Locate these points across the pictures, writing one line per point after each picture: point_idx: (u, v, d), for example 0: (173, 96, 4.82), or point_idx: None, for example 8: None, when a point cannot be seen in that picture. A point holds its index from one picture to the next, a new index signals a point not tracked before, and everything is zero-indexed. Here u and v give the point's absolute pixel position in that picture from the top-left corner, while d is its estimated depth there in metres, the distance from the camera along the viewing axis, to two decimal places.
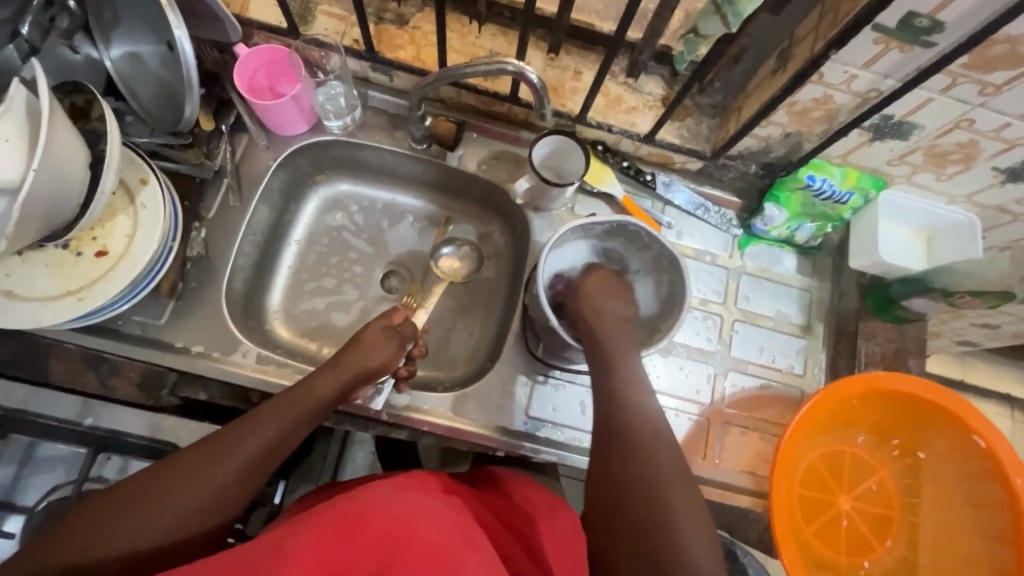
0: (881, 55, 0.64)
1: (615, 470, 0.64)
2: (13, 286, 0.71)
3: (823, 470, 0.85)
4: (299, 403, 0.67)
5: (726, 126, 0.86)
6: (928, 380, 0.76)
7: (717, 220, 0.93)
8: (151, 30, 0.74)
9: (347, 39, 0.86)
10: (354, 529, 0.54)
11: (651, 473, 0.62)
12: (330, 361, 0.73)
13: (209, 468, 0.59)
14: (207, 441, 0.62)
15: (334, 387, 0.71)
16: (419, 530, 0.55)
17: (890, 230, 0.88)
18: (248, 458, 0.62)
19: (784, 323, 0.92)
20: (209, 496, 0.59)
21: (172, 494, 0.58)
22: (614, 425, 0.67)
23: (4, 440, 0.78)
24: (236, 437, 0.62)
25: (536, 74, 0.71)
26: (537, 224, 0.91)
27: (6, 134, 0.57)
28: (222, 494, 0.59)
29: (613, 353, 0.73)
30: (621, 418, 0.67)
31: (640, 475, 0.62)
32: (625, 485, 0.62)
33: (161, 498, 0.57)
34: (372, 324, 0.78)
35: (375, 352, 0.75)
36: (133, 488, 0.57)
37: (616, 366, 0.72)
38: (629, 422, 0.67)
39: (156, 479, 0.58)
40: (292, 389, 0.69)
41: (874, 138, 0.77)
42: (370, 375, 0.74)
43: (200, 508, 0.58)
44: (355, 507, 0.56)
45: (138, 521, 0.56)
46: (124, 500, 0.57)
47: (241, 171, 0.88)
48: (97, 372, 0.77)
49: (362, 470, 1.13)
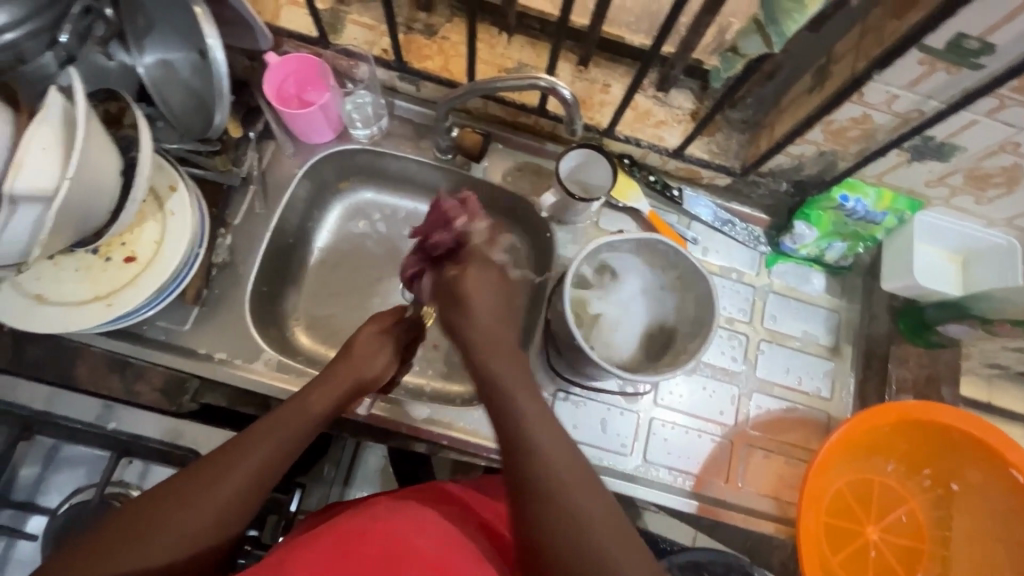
0: (926, 75, 0.62)
1: (536, 547, 0.53)
2: (43, 290, 0.72)
3: (851, 497, 0.83)
4: (297, 416, 0.66)
5: (757, 143, 0.85)
6: (960, 408, 0.74)
7: (745, 237, 0.92)
8: (182, 38, 0.75)
9: (376, 48, 0.87)
10: (358, 546, 0.57)
11: (577, 536, 0.52)
12: (324, 371, 0.72)
13: (214, 487, 0.59)
14: (207, 459, 0.61)
15: (331, 400, 0.69)
16: (420, 546, 0.58)
17: (925, 253, 0.84)
18: (254, 474, 0.61)
19: (811, 344, 0.90)
20: (218, 513, 0.59)
21: (180, 514, 0.57)
22: (521, 493, 0.55)
23: (29, 440, 0.77)
24: (240, 454, 0.61)
25: (568, 89, 0.71)
26: (561, 237, 0.90)
27: (44, 142, 0.59)
28: (230, 511, 0.59)
29: (507, 395, 0.59)
30: (528, 483, 0.54)
31: (563, 543, 0.52)
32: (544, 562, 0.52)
33: (170, 519, 0.57)
34: (364, 331, 0.76)
35: (371, 359, 0.74)
36: (141, 509, 0.57)
37: (514, 411, 0.58)
38: (538, 484, 0.54)
39: (162, 500, 0.58)
40: (288, 402, 0.67)
41: (913, 159, 0.75)
42: (366, 383, 0.74)
43: (210, 526, 0.58)
44: (355, 525, 0.59)
45: (149, 543, 0.56)
46: (134, 521, 0.56)
47: (267, 179, 0.88)
48: (122, 376, 0.78)
49: (374, 475, 1.11)
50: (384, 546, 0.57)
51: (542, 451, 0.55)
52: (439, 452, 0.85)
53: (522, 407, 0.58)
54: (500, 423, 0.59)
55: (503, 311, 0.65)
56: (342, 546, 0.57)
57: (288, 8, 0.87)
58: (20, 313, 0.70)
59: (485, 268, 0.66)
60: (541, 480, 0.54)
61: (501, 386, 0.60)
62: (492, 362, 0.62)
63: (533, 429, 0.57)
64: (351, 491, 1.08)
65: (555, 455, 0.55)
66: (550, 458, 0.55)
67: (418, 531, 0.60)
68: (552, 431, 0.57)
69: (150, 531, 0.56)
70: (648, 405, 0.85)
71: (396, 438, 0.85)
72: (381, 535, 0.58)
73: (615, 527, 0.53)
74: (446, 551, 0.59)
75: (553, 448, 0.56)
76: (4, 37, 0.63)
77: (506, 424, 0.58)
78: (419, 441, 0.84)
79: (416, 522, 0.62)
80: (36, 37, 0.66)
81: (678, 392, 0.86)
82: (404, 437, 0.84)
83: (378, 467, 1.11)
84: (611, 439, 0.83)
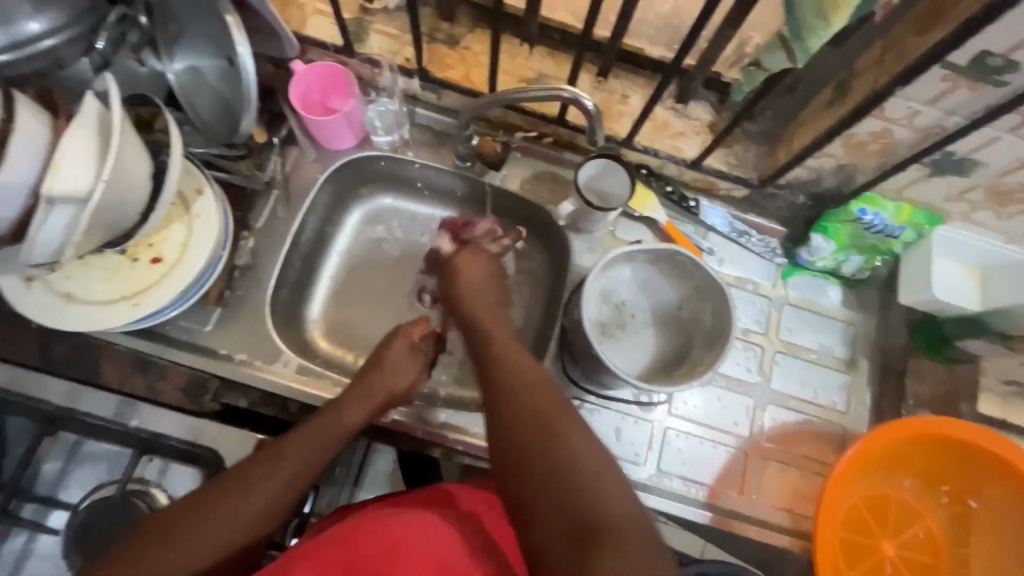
0: (948, 91, 0.63)
1: (514, 472, 0.54)
2: (71, 289, 0.73)
3: (867, 512, 0.82)
4: (326, 434, 0.67)
5: (775, 155, 0.85)
6: (981, 425, 0.73)
7: (761, 248, 0.92)
8: (211, 45, 0.76)
9: (399, 57, 0.89)
10: (359, 546, 0.61)
11: (556, 455, 0.53)
12: (356, 383, 0.72)
13: (245, 498, 0.60)
14: (238, 469, 0.62)
15: (363, 413, 0.70)
16: (418, 545, 0.62)
17: (945, 267, 0.84)
18: (283, 486, 0.62)
19: (827, 357, 0.89)
20: (248, 522, 0.60)
21: (212, 525, 0.58)
22: (502, 426, 0.57)
23: (53, 435, 0.79)
24: (271, 467, 0.63)
25: (591, 101, 0.72)
26: (578, 245, 0.91)
27: (79, 146, 0.60)
28: (260, 521, 0.61)
29: (495, 354, 0.64)
30: (507, 416, 0.58)
31: (541, 461, 0.53)
32: (523, 485, 0.54)
33: (202, 529, 0.58)
34: (397, 340, 0.76)
35: (401, 371, 0.74)
36: (170, 518, 0.58)
37: (499, 370, 0.63)
38: (518, 415, 0.57)
39: (193, 511, 0.59)
40: (320, 416, 0.68)
41: (933, 174, 0.75)
42: (395, 396, 0.74)
43: (240, 535, 0.60)
44: (360, 526, 0.64)
45: (179, 553, 0.57)
46: (164, 531, 0.57)
47: (289, 183, 0.90)
48: (144, 375, 0.82)
49: (383, 479, 1.07)
50: (384, 547, 0.61)
51: (523, 387, 0.59)
52: (453, 457, 0.86)
53: (510, 359, 0.63)
54: (487, 376, 0.63)
55: (495, 296, 0.75)
56: (345, 545, 0.61)
57: (315, 17, 0.89)
58: (49, 311, 0.72)
59: (478, 252, 0.80)
60: (522, 410, 0.57)
61: (491, 348, 0.66)
62: (485, 332, 0.69)
63: (517, 375, 0.61)
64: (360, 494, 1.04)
65: (536, 392, 0.58)
66: (529, 394, 0.58)
67: (417, 530, 0.64)
68: (534, 375, 0.60)
69: (180, 542, 0.57)
70: (662, 414, 0.86)
71: (411, 442, 0.86)
72: (382, 537, 0.62)
73: (593, 449, 0.54)
74: (445, 550, 0.63)
75: (535, 383, 0.59)
76: (42, 43, 0.65)
77: (493, 375, 0.62)
78: (435, 445, 0.85)
79: (417, 521, 0.65)
80: (73, 44, 0.68)
81: (692, 403, 0.86)
82: (420, 441, 0.85)
83: (387, 470, 1.07)
84: (625, 448, 0.83)
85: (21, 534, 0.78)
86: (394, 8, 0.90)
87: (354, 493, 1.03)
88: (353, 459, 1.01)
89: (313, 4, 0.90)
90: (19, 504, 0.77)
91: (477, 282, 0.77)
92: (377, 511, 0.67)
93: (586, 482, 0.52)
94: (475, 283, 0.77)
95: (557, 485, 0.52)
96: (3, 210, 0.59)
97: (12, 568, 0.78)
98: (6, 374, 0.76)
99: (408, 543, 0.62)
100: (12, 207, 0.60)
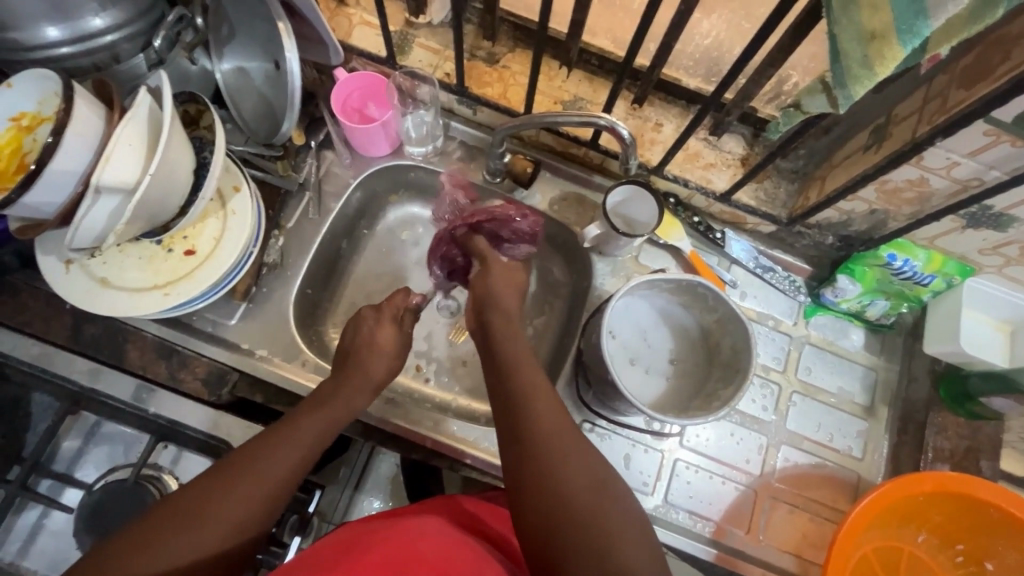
0: (990, 146, 0.62)
1: (540, 513, 0.57)
2: (107, 274, 0.76)
3: (876, 563, 0.80)
4: (327, 416, 0.69)
5: (806, 194, 0.85)
6: (998, 484, 0.72)
7: (786, 286, 0.91)
8: (261, 49, 0.78)
9: (439, 72, 0.90)
10: (360, 551, 0.61)
11: (575, 498, 0.57)
12: (347, 367, 0.74)
13: (240, 482, 0.60)
14: (233, 457, 0.62)
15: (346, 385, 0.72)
16: (421, 550, 0.62)
17: (973, 319, 0.82)
18: (277, 471, 0.61)
19: (846, 402, 0.88)
20: (243, 511, 0.58)
21: (211, 513, 0.57)
22: (526, 464, 0.59)
23: (75, 414, 0.83)
24: (271, 452, 0.63)
25: (626, 129, 0.73)
26: (600, 268, 0.91)
27: (129, 138, 0.62)
28: (254, 513, 0.59)
29: (522, 391, 0.64)
30: (530, 429, 0.61)
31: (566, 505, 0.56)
32: (545, 521, 0.56)
33: (204, 512, 0.57)
34: (380, 317, 0.79)
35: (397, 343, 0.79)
36: (170, 509, 0.57)
37: (523, 383, 0.65)
38: (553, 465, 0.58)
39: (188, 500, 0.57)
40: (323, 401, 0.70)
41: (968, 226, 0.74)
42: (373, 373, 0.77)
43: (243, 523, 0.59)
44: (363, 530, 0.65)
45: (177, 544, 0.55)
46: (159, 522, 0.56)
47: (322, 186, 0.92)
48: (168, 363, 0.79)
49: (384, 483, 1.03)
50: (388, 547, 0.62)
51: (548, 404, 0.63)
52: (458, 468, 0.86)
53: (524, 379, 0.66)
54: (503, 395, 0.65)
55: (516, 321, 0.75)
56: (349, 548, 0.62)
57: (361, 27, 0.92)
58: (86, 295, 0.74)
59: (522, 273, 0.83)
60: (553, 455, 0.59)
61: (510, 361, 0.68)
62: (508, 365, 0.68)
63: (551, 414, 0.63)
64: (361, 498, 1.02)
65: (562, 427, 0.62)
66: (562, 437, 0.61)
67: (419, 535, 0.64)
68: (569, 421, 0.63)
69: (186, 528, 0.56)
70: (673, 445, 0.85)
71: (419, 451, 0.86)
72: (387, 540, 0.62)
73: (615, 502, 0.57)
74: (448, 551, 0.63)
75: (569, 426, 0.62)
76: (104, 39, 0.70)
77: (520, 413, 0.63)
78: (443, 456, 0.85)
79: (418, 524, 0.65)
80: (131, 40, 0.72)
81: (703, 436, 0.86)
82: (429, 451, 0.85)
83: (390, 474, 1.06)
84: (634, 476, 0.83)
85: (37, 507, 0.80)
86: (437, 24, 0.92)
87: (354, 498, 1.02)
88: (357, 460, 1.01)
89: (361, 15, 0.92)
90: (37, 478, 0.80)
91: (512, 287, 0.78)
92: (393, 518, 0.67)
93: (615, 537, 0.54)
94: (510, 287, 0.78)
95: (584, 532, 0.55)
96: (52, 196, 0.62)
97: (24, 543, 0.80)
98: (36, 350, 0.78)
99: (407, 546, 0.62)
100: (62, 194, 0.62)
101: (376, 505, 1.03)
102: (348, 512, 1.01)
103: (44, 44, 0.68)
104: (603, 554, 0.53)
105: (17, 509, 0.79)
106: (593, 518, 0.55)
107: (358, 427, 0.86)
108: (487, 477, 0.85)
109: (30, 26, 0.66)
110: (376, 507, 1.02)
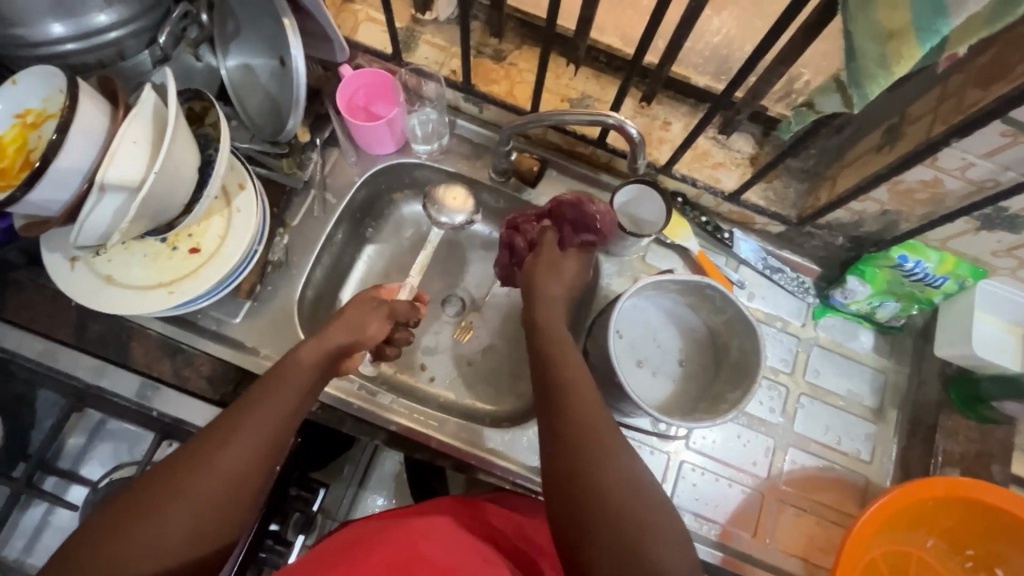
0: (1006, 147, 0.61)
1: (568, 521, 0.56)
2: (112, 271, 0.76)
3: (885, 567, 0.79)
4: (291, 379, 0.64)
5: (816, 195, 0.84)
6: (1010, 488, 0.71)
7: (794, 287, 0.90)
8: (265, 45, 0.78)
9: (445, 69, 0.90)
10: (366, 551, 0.61)
11: (611, 496, 0.55)
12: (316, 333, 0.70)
13: (208, 463, 0.55)
14: (205, 431, 0.58)
15: (319, 356, 0.68)
16: (424, 550, 0.61)
17: (983, 322, 0.81)
18: (252, 442, 0.58)
19: (855, 404, 0.87)
20: (216, 490, 0.55)
21: (184, 489, 0.54)
22: (570, 457, 0.58)
23: (80, 411, 0.84)
24: (239, 420, 0.59)
25: (635, 128, 0.72)
26: (606, 268, 0.90)
27: (135, 138, 0.63)
28: (229, 495, 0.55)
29: (564, 390, 0.63)
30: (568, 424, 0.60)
31: (606, 517, 0.54)
32: (564, 525, 0.56)
33: (179, 489, 0.53)
34: (362, 295, 0.78)
35: (362, 323, 0.74)
36: (135, 492, 0.53)
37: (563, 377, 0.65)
38: (602, 457, 0.57)
39: (151, 486, 0.54)
40: (281, 363, 0.66)
41: (982, 227, 0.72)
42: (354, 346, 0.74)
43: (222, 496, 0.55)
44: (371, 531, 0.64)
45: (153, 527, 0.52)
46: (123, 512, 0.52)
47: (328, 184, 0.91)
48: (172, 361, 0.80)
49: (388, 480, 1.06)
50: (391, 550, 0.60)
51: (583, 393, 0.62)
52: (469, 471, 0.84)
53: (573, 378, 0.64)
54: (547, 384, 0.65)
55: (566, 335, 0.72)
56: (354, 549, 0.61)
57: (366, 24, 0.91)
58: (90, 293, 0.74)
59: (581, 265, 0.80)
60: (593, 451, 0.58)
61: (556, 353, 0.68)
62: (551, 367, 0.67)
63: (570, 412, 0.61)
64: (365, 495, 1.05)
65: (607, 433, 0.59)
66: (606, 433, 0.59)
67: (424, 537, 0.63)
68: (607, 427, 0.60)
69: (156, 510, 0.52)
70: (679, 447, 0.84)
71: (424, 451, 0.85)
72: (391, 541, 0.62)
73: (638, 497, 0.55)
74: (455, 554, 0.62)
75: (595, 418, 0.60)
76: (108, 35, 0.69)
77: (560, 413, 0.61)
78: (448, 457, 0.84)
79: (423, 526, 0.65)
80: (136, 36, 0.71)
81: (709, 439, 0.85)
82: (433, 452, 0.84)
83: (394, 472, 1.07)
84: None
85: (42, 504, 0.82)
86: (444, 21, 0.91)
87: (358, 494, 1.04)
88: (361, 458, 1.05)
89: (366, 11, 0.91)
90: (42, 476, 0.81)
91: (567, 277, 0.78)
92: (399, 519, 0.66)
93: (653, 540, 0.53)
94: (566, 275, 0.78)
95: (628, 532, 0.53)
96: (57, 193, 0.61)
97: (29, 540, 0.81)
98: (40, 347, 0.78)
99: (411, 547, 0.61)
100: (66, 191, 0.62)
101: (379, 503, 1.05)
102: (353, 509, 1.04)
103: (48, 40, 0.67)
104: (635, 552, 0.52)
105: (23, 505, 0.80)
106: (632, 517, 0.54)
107: (363, 427, 0.85)
108: (492, 479, 0.84)
109: (35, 22, 0.66)
110: (380, 504, 1.05)
